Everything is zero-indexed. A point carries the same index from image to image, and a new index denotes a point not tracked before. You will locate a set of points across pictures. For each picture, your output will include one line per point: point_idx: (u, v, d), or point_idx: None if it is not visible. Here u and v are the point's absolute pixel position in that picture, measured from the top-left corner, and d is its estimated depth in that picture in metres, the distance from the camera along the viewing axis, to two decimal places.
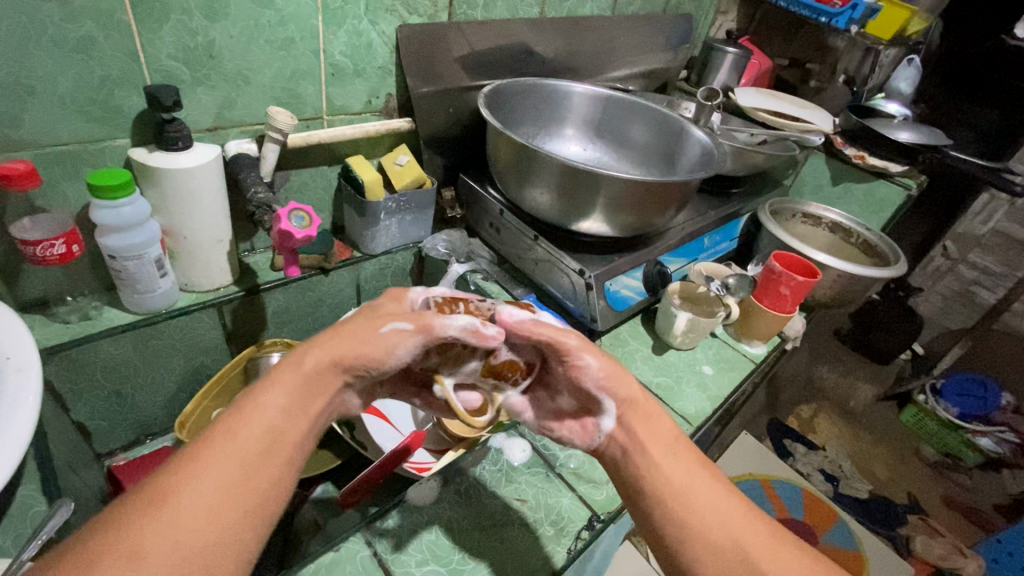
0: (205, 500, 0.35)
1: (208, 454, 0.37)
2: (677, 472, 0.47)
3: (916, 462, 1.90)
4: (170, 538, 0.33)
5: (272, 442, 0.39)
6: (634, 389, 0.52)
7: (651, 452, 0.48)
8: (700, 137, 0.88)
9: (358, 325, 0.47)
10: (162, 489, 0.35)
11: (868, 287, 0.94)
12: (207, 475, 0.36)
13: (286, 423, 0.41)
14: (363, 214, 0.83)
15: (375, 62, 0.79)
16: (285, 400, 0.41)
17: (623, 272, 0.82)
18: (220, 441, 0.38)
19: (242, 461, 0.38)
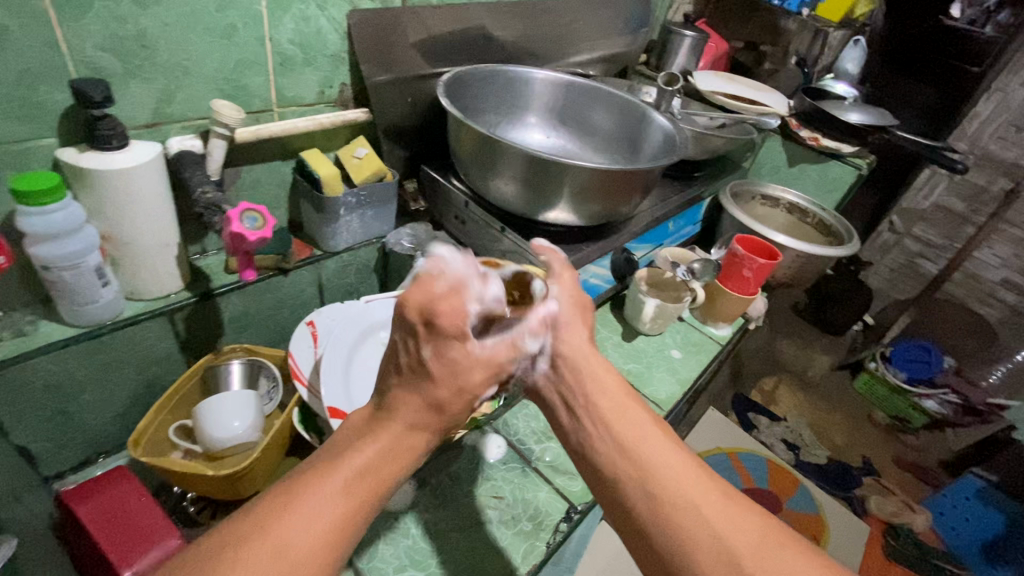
0: (306, 540, 0.37)
1: (309, 491, 0.40)
2: (625, 420, 0.51)
3: (869, 426, 2.02)
4: (275, 557, 0.36)
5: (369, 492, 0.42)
6: (596, 365, 0.55)
7: (595, 403, 0.53)
8: (663, 123, 0.88)
9: (457, 376, 0.48)
10: (269, 520, 0.38)
11: (824, 265, 0.98)
12: (311, 508, 0.39)
13: (382, 477, 0.43)
14: (321, 211, 0.80)
15: (326, 50, 0.75)
16: (383, 456, 0.44)
17: (591, 262, 0.82)
18: (325, 483, 0.41)
19: (335, 506, 0.40)
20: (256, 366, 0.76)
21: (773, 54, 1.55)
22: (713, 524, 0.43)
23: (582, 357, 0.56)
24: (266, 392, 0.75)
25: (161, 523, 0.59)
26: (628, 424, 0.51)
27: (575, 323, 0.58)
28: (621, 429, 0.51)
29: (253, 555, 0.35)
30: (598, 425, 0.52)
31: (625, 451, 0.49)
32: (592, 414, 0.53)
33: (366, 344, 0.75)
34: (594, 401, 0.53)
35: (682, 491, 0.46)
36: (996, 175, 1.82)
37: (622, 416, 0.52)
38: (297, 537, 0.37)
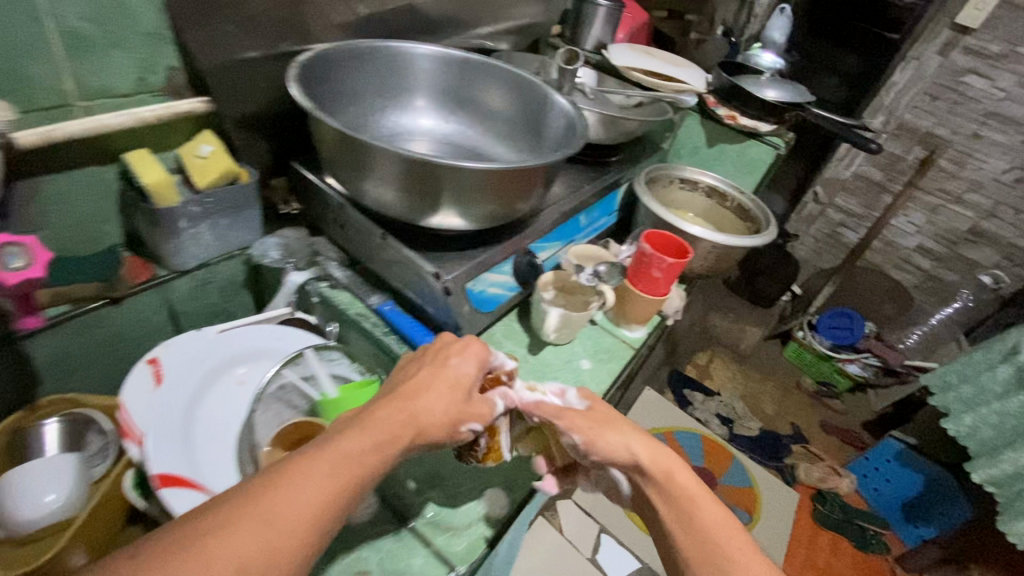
0: (283, 523, 0.35)
1: (300, 472, 0.38)
2: (736, 550, 0.47)
3: (799, 394, 2.07)
4: (252, 533, 0.35)
5: (353, 482, 0.40)
6: (667, 465, 0.52)
7: (694, 532, 0.48)
8: (564, 105, 0.78)
9: (449, 389, 0.49)
10: (256, 495, 0.36)
11: (741, 256, 0.93)
12: (299, 488, 0.37)
13: (365, 470, 0.41)
14: (156, 225, 0.66)
15: (138, 27, 0.60)
16: (368, 450, 0.41)
17: (488, 269, 0.72)
18: (311, 467, 0.39)
19: (323, 491, 0.38)
20: (81, 423, 0.64)
21: (699, 23, 1.49)
22: None
23: (648, 452, 0.52)
24: (97, 452, 0.62)
25: None
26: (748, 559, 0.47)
27: (625, 430, 0.54)
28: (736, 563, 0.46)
29: (232, 527, 0.34)
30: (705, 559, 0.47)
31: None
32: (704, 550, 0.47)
33: (217, 385, 0.64)
34: (700, 531, 0.48)
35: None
36: (911, 144, 1.84)
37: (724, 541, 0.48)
38: (278, 515, 0.36)
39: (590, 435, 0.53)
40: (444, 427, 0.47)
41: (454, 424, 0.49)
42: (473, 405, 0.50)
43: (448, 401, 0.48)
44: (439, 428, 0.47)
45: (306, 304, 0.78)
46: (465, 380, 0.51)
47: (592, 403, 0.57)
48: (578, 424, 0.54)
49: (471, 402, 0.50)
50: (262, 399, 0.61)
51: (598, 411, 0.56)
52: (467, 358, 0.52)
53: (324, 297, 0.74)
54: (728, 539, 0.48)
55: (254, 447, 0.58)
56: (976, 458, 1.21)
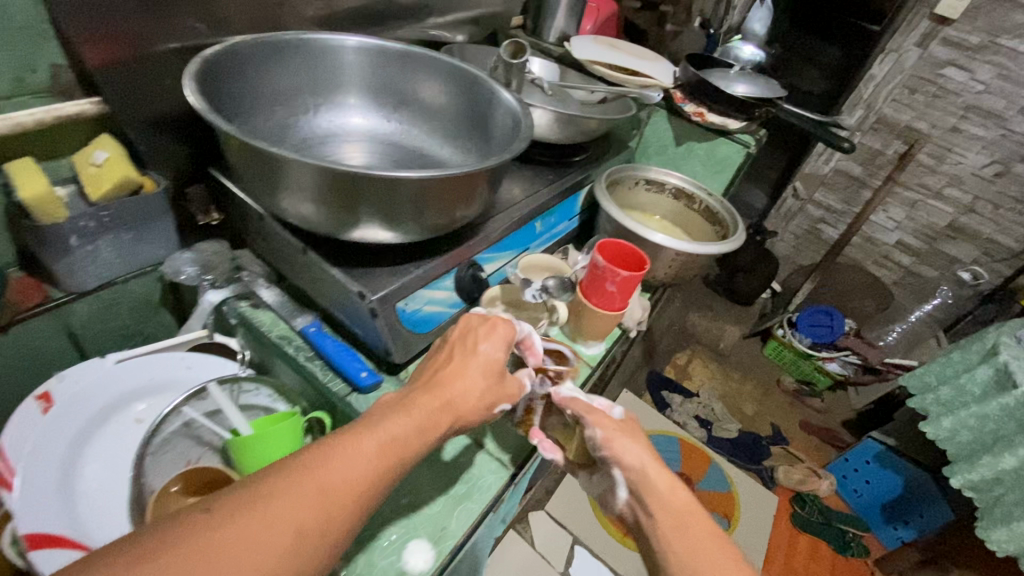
0: (338, 493, 0.37)
1: (353, 445, 0.39)
2: (726, 561, 0.45)
3: (778, 394, 2.03)
4: (308, 499, 0.35)
5: (398, 460, 0.41)
6: (667, 476, 0.51)
7: (686, 539, 0.46)
8: (510, 102, 0.72)
9: (483, 376, 0.51)
10: (311, 463, 0.37)
11: (707, 262, 0.87)
12: (351, 461, 0.38)
13: (409, 451, 0.42)
14: (41, 243, 0.58)
15: (8, 20, 0.52)
16: (412, 431, 0.43)
17: (423, 287, 0.65)
18: (362, 443, 0.40)
19: (373, 465, 0.39)
20: None
21: (674, 14, 1.38)
22: None
23: (651, 462, 0.52)
24: None
25: None
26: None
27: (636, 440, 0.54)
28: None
29: (292, 492, 0.35)
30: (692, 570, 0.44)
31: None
32: (690, 557, 0.45)
33: (110, 424, 0.58)
34: (691, 539, 0.46)
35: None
36: (891, 138, 1.79)
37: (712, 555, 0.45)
38: (334, 484, 0.37)
39: (610, 433, 0.53)
40: (477, 413, 0.50)
41: (485, 409, 0.51)
42: (502, 391, 0.53)
43: (481, 390, 0.50)
44: (471, 415, 0.49)
45: (226, 325, 0.71)
46: (497, 367, 0.52)
47: (624, 414, 0.57)
48: (603, 421, 0.54)
49: (501, 388, 0.53)
50: (160, 440, 0.54)
51: (631, 422, 0.56)
52: (498, 345, 0.53)
53: (244, 316, 0.68)
54: (719, 551, 0.45)
55: (146, 495, 0.51)
56: (956, 463, 1.16)
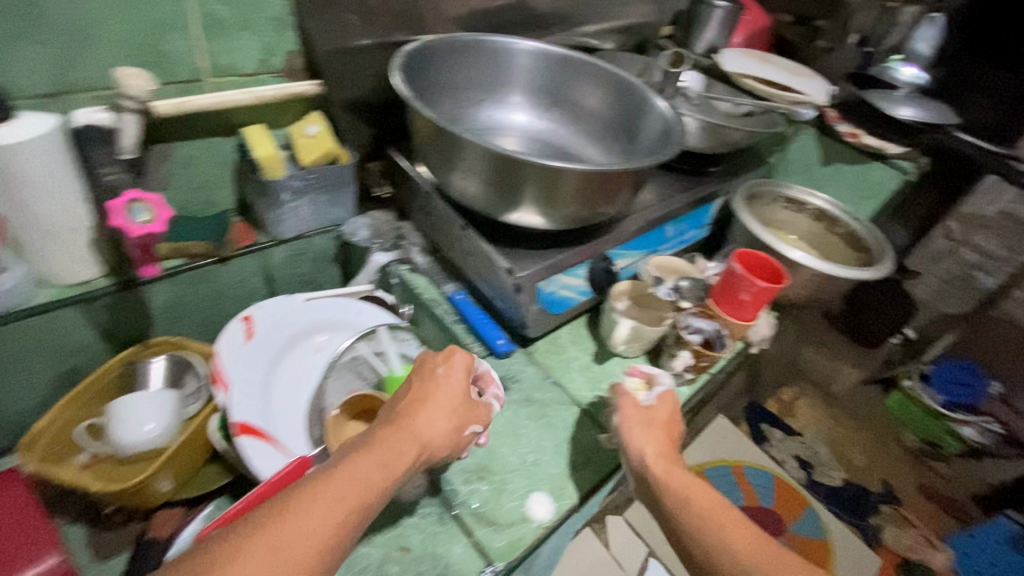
0: (303, 549, 0.38)
1: (306, 501, 0.40)
2: (739, 534, 0.50)
3: (893, 449, 1.75)
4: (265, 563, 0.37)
5: (360, 502, 0.42)
6: (661, 451, 0.57)
7: (703, 515, 0.52)
8: (663, 110, 0.75)
9: (446, 407, 0.52)
10: (264, 527, 0.39)
11: (846, 287, 0.84)
12: (306, 517, 0.40)
13: (374, 488, 0.44)
14: (264, 195, 0.72)
15: (266, 13, 0.65)
16: (374, 468, 0.44)
17: (562, 271, 0.71)
18: (317, 496, 0.41)
19: (330, 515, 0.40)
20: (181, 364, 0.70)
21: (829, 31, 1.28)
22: None
23: (647, 442, 0.58)
24: (191, 392, 0.69)
25: (43, 526, 0.54)
26: (761, 551, 0.49)
27: (646, 430, 0.59)
28: (752, 560, 0.48)
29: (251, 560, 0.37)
30: (713, 543, 0.50)
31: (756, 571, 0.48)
32: (707, 527, 0.51)
33: (299, 348, 0.70)
34: (707, 515, 0.51)
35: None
36: None
37: (733, 535, 0.50)
38: (293, 542, 0.38)
39: (630, 421, 0.60)
40: (447, 445, 0.51)
41: (455, 431, 0.52)
42: (469, 420, 0.54)
43: (447, 422, 0.51)
44: (439, 444, 0.51)
45: (386, 284, 0.82)
46: (460, 390, 0.54)
47: (656, 404, 0.62)
48: (624, 407, 0.61)
49: (467, 412, 0.54)
50: (335, 366, 0.66)
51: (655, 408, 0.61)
52: (457, 373, 0.55)
53: (404, 280, 0.79)
54: (737, 529, 0.50)
55: (324, 412, 0.62)
56: None
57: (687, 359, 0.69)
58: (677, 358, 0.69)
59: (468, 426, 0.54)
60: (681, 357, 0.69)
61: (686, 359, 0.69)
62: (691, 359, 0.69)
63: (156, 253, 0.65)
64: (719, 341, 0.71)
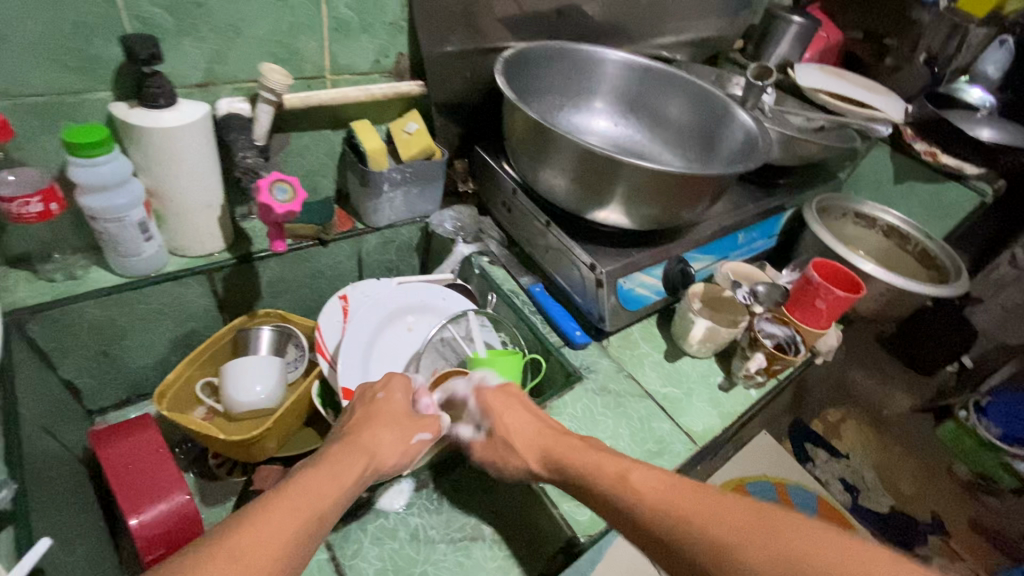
0: (255, 553, 0.37)
1: (261, 511, 0.40)
2: (640, 483, 0.47)
3: (946, 482, 1.52)
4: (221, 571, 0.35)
5: (314, 510, 0.42)
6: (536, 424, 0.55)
7: (604, 481, 0.49)
8: (745, 122, 0.78)
9: (393, 425, 0.54)
10: (218, 537, 0.38)
11: (919, 303, 0.85)
12: (264, 524, 0.39)
13: (327, 497, 0.44)
14: (366, 184, 0.78)
15: (385, 18, 0.71)
16: (324, 482, 0.45)
17: (640, 269, 0.75)
18: (270, 506, 0.41)
19: (285, 521, 0.40)
20: (285, 334, 0.76)
21: (896, 49, 1.25)
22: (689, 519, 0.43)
23: (519, 422, 0.56)
24: (293, 360, 0.76)
25: (173, 468, 0.60)
26: (658, 496, 0.46)
27: (521, 412, 0.56)
28: (654, 504, 0.45)
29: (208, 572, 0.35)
30: (614, 493, 0.48)
31: (655, 519, 0.45)
32: (608, 487, 0.48)
33: (392, 326, 0.75)
34: (606, 478, 0.49)
35: (740, 537, 0.41)
36: None
37: (637, 482, 0.47)
38: (251, 551, 0.37)
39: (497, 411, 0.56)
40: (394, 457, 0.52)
41: (404, 444, 0.53)
42: (415, 428, 0.55)
43: (396, 438, 0.53)
44: (389, 456, 0.51)
45: (467, 273, 0.86)
46: (401, 408, 0.56)
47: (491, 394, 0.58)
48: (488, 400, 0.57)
49: (413, 420, 0.55)
50: (428, 344, 0.72)
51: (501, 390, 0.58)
52: (398, 396, 0.57)
53: (484, 270, 0.83)
54: (637, 479, 0.48)
55: None
56: None
57: (759, 361, 0.71)
58: (752, 358, 0.71)
59: (416, 433, 0.54)
60: (755, 358, 0.71)
61: (760, 361, 0.71)
62: (763, 362, 0.71)
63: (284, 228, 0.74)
64: (792, 346, 0.74)
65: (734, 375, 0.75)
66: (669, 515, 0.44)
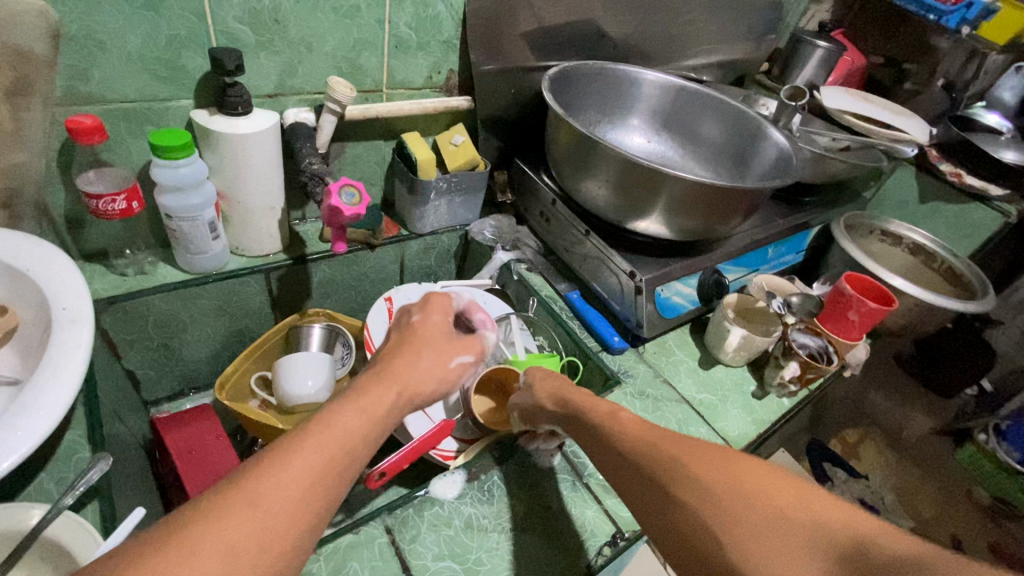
0: (278, 502, 0.33)
1: (286, 455, 0.35)
2: (626, 420, 0.51)
3: (964, 505, 1.52)
4: (243, 524, 0.32)
5: (344, 453, 0.38)
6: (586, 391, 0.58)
7: (600, 424, 0.52)
8: (779, 139, 0.81)
9: (433, 349, 0.51)
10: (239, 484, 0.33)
11: (947, 318, 0.87)
12: (288, 471, 0.34)
13: (358, 439, 0.39)
14: (413, 192, 0.82)
15: (440, 37, 0.75)
16: (353, 420, 0.40)
17: (676, 279, 0.77)
18: (294, 449, 0.36)
19: (311, 466, 0.35)
20: (334, 333, 0.79)
21: (915, 74, 1.28)
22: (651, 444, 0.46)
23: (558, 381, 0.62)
24: (340, 358, 0.79)
25: (230, 457, 0.63)
26: (637, 431, 0.48)
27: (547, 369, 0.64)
28: (622, 431, 0.49)
29: (223, 522, 0.31)
30: (599, 425, 0.52)
31: (629, 443, 0.48)
32: (600, 424, 0.52)
33: None
34: (600, 416, 0.53)
35: (686, 461, 0.43)
36: None
37: (621, 419, 0.51)
38: (274, 490, 0.33)
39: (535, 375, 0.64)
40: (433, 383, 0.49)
41: (444, 363, 0.51)
42: (457, 352, 0.53)
43: (432, 365, 0.50)
44: (426, 383, 0.48)
45: (505, 280, 0.89)
46: (439, 330, 0.53)
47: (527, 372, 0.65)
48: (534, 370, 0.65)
49: (456, 342, 0.54)
50: None
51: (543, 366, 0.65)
52: (436, 316, 0.54)
53: (522, 277, 0.86)
54: (626, 418, 0.51)
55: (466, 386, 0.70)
56: None
57: (793, 370, 0.73)
58: (786, 367, 0.73)
59: (456, 356, 0.52)
60: (790, 368, 0.73)
61: (794, 368, 0.73)
62: (797, 371, 0.73)
63: (346, 231, 0.80)
64: (823, 355, 0.76)
65: (768, 384, 0.77)
66: (637, 441, 0.47)
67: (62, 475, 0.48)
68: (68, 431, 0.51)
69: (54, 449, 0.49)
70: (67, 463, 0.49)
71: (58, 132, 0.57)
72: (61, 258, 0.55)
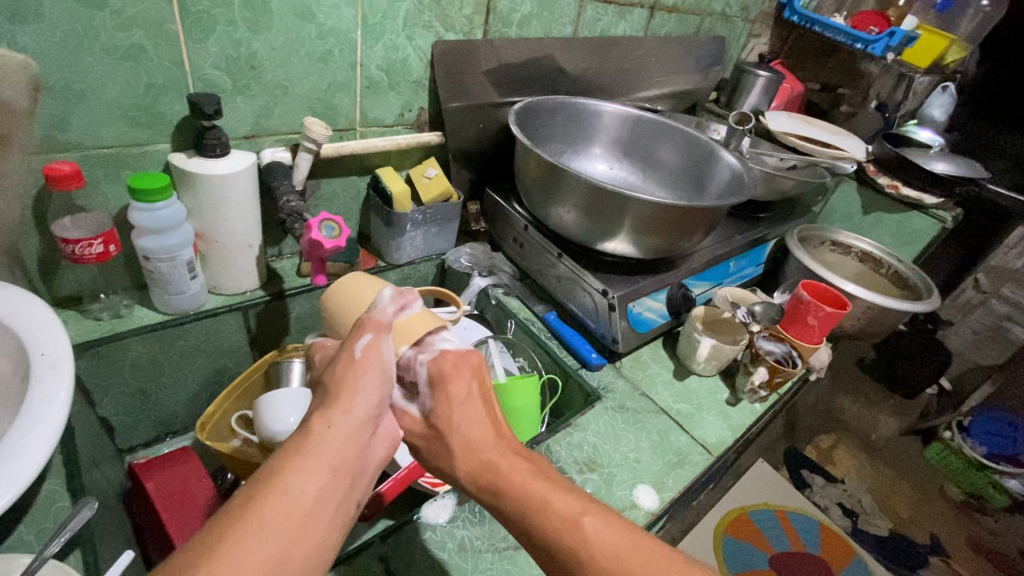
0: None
1: (243, 534, 0.33)
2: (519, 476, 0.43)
3: (938, 500, 1.50)
4: None
5: (308, 525, 0.35)
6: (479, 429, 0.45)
7: (513, 501, 0.42)
8: (731, 161, 0.86)
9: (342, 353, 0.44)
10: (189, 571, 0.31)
11: (899, 319, 0.93)
12: (247, 550, 0.32)
13: (321, 508, 0.37)
14: (389, 224, 0.84)
15: (410, 77, 0.79)
16: (315, 482, 0.37)
17: (647, 295, 0.81)
18: (253, 522, 0.34)
19: (268, 547, 0.33)
20: None
21: (851, 97, 1.42)
22: (559, 528, 0.40)
23: (465, 426, 0.45)
24: None
25: (214, 499, 0.62)
26: (538, 505, 0.41)
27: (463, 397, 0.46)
28: (516, 497, 0.42)
29: None
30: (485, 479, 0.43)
31: (562, 547, 0.40)
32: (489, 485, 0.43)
33: None
34: (517, 490, 0.42)
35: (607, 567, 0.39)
36: None
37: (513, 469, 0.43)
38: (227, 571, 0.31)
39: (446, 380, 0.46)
40: (377, 394, 0.43)
41: (351, 361, 0.44)
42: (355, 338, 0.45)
43: (363, 376, 0.43)
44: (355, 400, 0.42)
45: (484, 305, 0.92)
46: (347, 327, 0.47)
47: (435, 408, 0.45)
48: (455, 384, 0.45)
49: (353, 330, 0.46)
50: None
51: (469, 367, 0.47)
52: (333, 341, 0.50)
53: (499, 300, 0.89)
54: (560, 507, 0.41)
55: None
56: None
57: (761, 374, 0.76)
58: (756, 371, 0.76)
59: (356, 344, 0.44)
60: (760, 373, 0.76)
61: (761, 372, 0.76)
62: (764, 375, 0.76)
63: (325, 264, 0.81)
64: (789, 359, 0.80)
65: (739, 386, 0.80)
66: (538, 513, 0.41)
67: (40, 525, 0.47)
68: (46, 480, 0.50)
69: (31, 500, 0.48)
70: (45, 513, 0.48)
71: (35, 181, 0.58)
72: (37, 304, 0.54)
